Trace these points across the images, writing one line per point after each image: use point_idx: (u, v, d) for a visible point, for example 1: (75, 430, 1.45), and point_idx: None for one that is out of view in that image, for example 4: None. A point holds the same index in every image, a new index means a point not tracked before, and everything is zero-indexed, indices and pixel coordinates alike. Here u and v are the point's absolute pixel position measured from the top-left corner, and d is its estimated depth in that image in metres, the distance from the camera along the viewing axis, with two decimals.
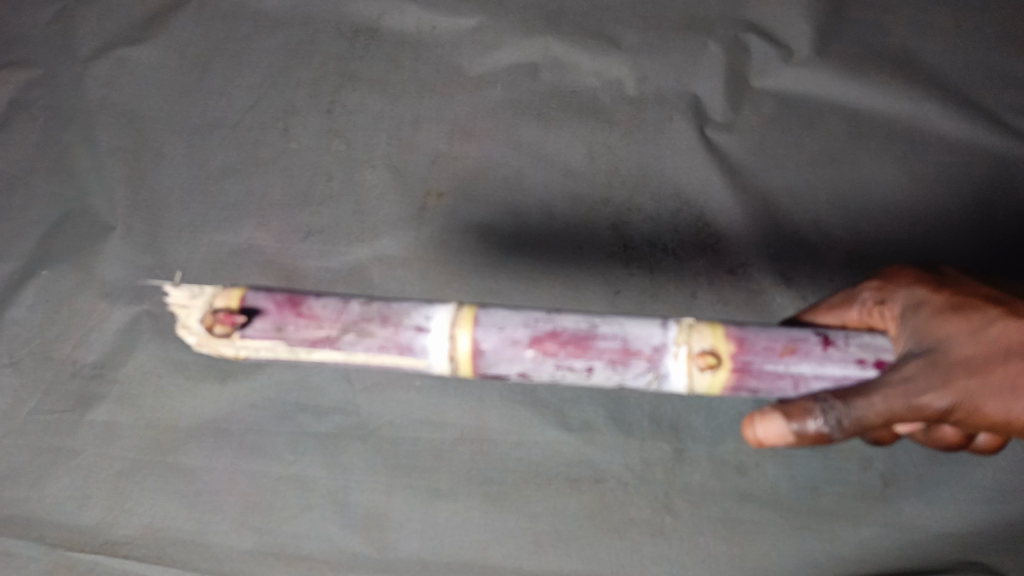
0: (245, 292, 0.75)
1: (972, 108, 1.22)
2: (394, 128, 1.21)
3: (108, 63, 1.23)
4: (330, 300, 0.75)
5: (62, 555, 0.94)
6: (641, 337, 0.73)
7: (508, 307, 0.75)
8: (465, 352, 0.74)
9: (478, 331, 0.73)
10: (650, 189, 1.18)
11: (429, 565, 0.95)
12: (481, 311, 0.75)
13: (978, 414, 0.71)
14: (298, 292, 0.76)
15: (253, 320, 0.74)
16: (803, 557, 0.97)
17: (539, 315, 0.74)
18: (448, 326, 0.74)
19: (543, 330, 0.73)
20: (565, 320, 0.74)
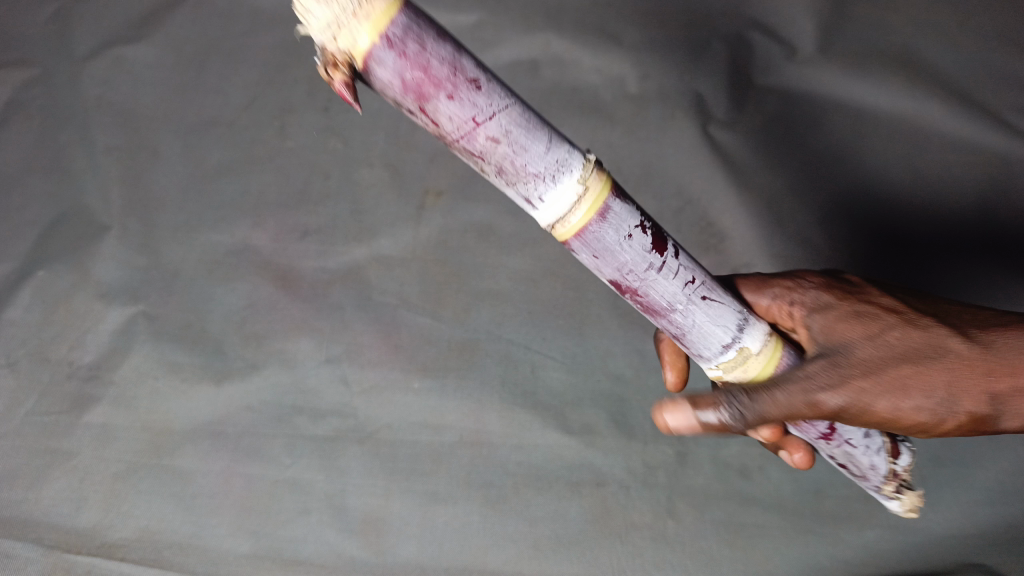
0: (385, 37, 0.48)
1: (974, 107, 1.18)
2: (392, 126, 1.18)
3: (105, 62, 1.19)
4: (460, 103, 0.51)
5: (59, 556, 0.92)
6: (707, 328, 0.66)
7: (615, 237, 0.60)
8: (566, 228, 0.59)
9: (588, 225, 0.59)
10: (652, 188, 1.21)
11: (428, 569, 0.93)
12: (601, 212, 0.59)
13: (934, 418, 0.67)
14: (436, 61, 0.50)
15: (378, 51, 0.48)
16: (807, 560, 0.95)
17: (649, 255, 0.61)
18: (571, 204, 0.58)
19: (639, 272, 0.61)
20: (659, 286, 0.63)
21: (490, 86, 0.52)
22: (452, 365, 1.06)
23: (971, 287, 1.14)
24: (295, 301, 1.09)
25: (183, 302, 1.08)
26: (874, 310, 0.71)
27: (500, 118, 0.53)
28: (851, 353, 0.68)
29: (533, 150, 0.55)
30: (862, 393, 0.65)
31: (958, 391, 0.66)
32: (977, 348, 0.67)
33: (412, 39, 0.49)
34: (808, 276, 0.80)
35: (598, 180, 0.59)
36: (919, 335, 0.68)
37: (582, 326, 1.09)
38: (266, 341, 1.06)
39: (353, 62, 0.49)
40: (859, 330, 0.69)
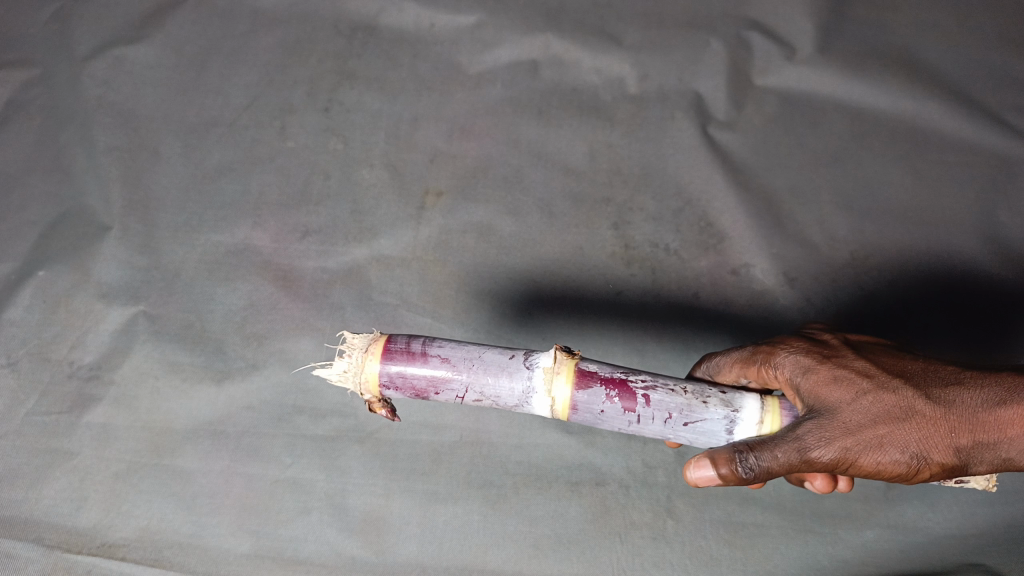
0: (379, 385, 0.70)
1: (973, 108, 1.21)
2: (392, 127, 1.20)
3: (105, 61, 1.21)
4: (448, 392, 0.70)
5: (60, 557, 0.93)
6: (708, 440, 0.72)
7: (589, 413, 0.70)
8: (560, 411, 0.71)
9: (573, 411, 0.71)
10: (651, 189, 1.17)
11: (428, 568, 0.94)
12: (571, 396, 0.69)
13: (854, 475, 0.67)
14: (417, 382, 0.70)
15: (386, 391, 0.71)
16: (805, 559, 0.96)
17: (621, 414, 0.70)
18: (551, 407, 0.70)
19: (627, 427, 0.72)
20: (646, 427, 0.71)
21: (455, 367, 0.70)
22: None
23: (975, 284, 1.10)
24: (295, 302, 1.08)
25: (184, 301, 1.08)
26: (849, 373, 0.68)
27: (472, 388, 0.70)
28: (832, 417, 0.66)
29: (504, 382, 0.70)
30: (845, 451, 0.65)
31: (926, 449, 0.65)
32: (939, 406, 0.66)
33: (406, 379, 0.70)
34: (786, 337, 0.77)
35: (558, 373, 0.70)
36: (895, 398, 0.66)
37: (582, 327, 1.09)
38: (266, 341, 1.06)
39: (380, 395, 0.72)
40: (836, 394, 0.67)
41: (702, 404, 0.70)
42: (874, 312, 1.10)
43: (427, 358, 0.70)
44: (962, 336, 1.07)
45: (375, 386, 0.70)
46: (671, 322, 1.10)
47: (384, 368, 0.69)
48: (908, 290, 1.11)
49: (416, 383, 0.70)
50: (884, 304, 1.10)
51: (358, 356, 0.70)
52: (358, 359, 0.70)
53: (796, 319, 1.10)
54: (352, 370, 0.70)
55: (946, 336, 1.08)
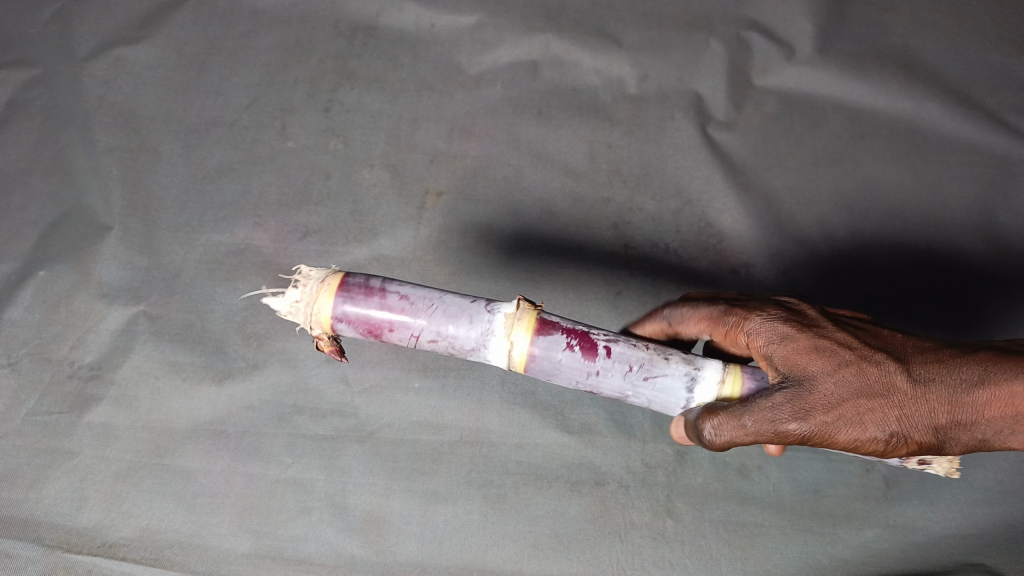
0: (331, 315, 0.70)
1: (973, 108, 1.21)
2: (392, 127, 1.20)
3: (106, 62, 1.22)
4: (403, 327, 0.70)
5: (59, 557, 0.93)
6: (667, 398, 0.72)
7: (549, 362, 0.70)
8: (518, 359, 0.71)
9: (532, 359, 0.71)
10: (651, 189, 1.17)
11: (428, 568, 0.94)
12: (532, 339, 0.70)
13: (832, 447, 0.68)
14: (371, 313, 0.70)
15: (338, 324, 0.70)
16: (805, 558, 0.96)
17: (582, 363, 0.70)
18: (508, 351, 0.70)
19: (588, 378, 0.71)
20: (605, 380, 0.71)
21: (411, 302, 0.70)
22: (452, 364, 1.05)
23: (975, 285, 1.11)
24: None
25: (184, 302, 1.08)
26: (831, 344, 0.68)
27: (429, 326, 0.70)
28: (813, 389, 0.66)
29: (462, 321, 0.70)
30: (824, 425, 0.66)
31: (905, 425, 0.67)
32: (919, 384, 0.67)
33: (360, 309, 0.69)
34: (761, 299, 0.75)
35: (520, 318, 0.71)
36: (877, 374, 0.67)
37: (582, 326, 1.08)
38: (267, 341, 1.06)
39: (330, 329, 0.71)
40: (821, 365, 0.67)
41: (663, 359, 0.71)
42: (873, 310, 1.09)
43: (385, 292, 0.70)
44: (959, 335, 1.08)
45: (327, 320, 0.70)
46: None
47: (339, 298, 0.69)
48: (908, 290, 1.10)
49: (369, 318, 0.70)
50: (884, 304, 1.09)
51: (313, 287, 0.70)
52: (314, 289, 0.70)
53: None
54: (305, 300, 0.70)
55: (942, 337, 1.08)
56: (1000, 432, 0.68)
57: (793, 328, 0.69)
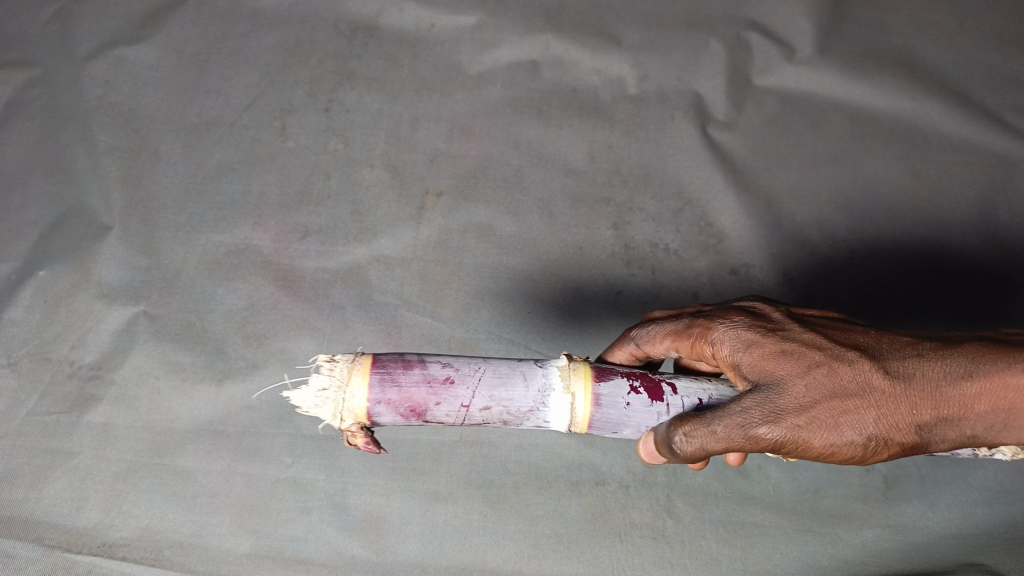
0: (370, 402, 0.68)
1: (973, 108, 1.21)
2: (392, 127, 1.20)
3: (105, 61, 1.22)
4: (449, 402, 0.70)
5: (59, 557, 0.93)
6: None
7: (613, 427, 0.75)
8: (579, 408, 0.73)
9: (597, 414, 0.73)
10: (651, 189, 1.17)
11: (428, 568, 0.94)
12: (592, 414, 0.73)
13: (815, 454, 0.67)
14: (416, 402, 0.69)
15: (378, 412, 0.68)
16: (806, 559, 0.96)
17: (643, 406, 0.74)
18: (572, 412, 0.73)
19: (650, 424, 0.74)
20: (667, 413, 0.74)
21: (456, 372, 0.71)
22: None
23: (976, 286, 1.11)
24: (294, 302, 1.08)
25: (184, 302, 1.08)
26: (799, 347, 0.69)
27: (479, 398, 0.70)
28: (784, 390, 0.67)
29: (515, 383, 0.72)
30: (799, 429, 0.65)
31: (886, 425, 0.66)
32: (898, 381, 0.67)
33: (405, 391, 0.68)
34: (731, 309, 0.77)
35: (577, 375, 0.73)
36: (852, 374, 0.67)
37: (582, 327, 1.08)
38: (267, 341, 1.06)
39: (367, 422, 0.69)
40: (791, 366, 0.68)
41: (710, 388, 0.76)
42: (872, 311, 1.09)
43: (426, 367, 0.70)
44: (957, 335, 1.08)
45: (363, 415, 0.68)
46: None
47: (378, 387, 0.68)
48: (908, 290, 1.11)
49: (417, 402, 0.69)
50: (883, 304, 1.10)
51: (346, 367, 0.68)
52: (345, 373, 0.68)
53: None
54: (337, 385, 0.67)
55: None
56: (992, 426, 0.68)
57: (759, 334, 0.71)
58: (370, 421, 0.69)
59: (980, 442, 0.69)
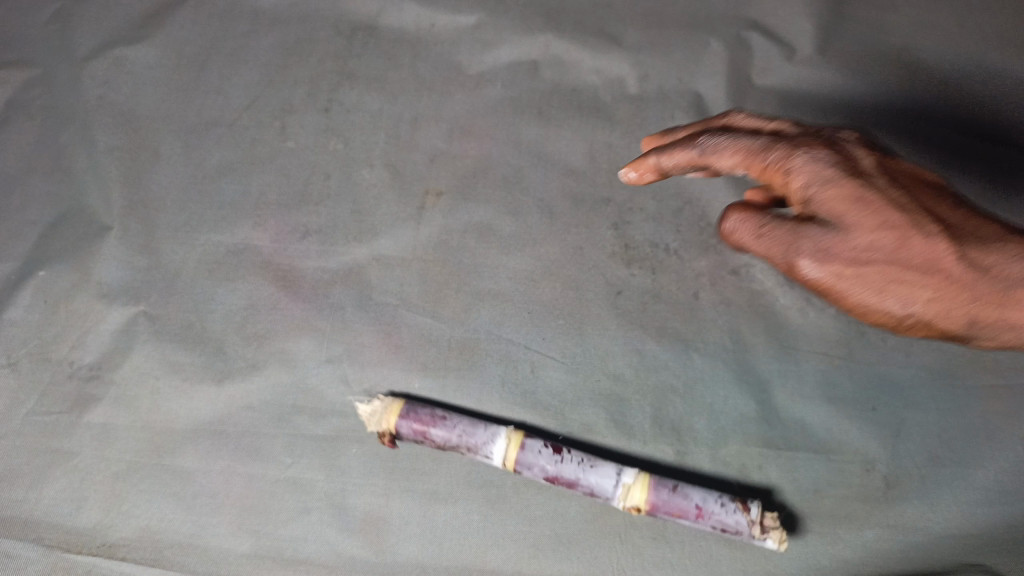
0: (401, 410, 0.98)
1: (975, 105, 1.20)
2: (392, 127, 1.20)
3: (105, 62, 1.22)
4: (441, 429, 0.96)
5: (59, 557, 0.93)
6: (604, 489, 0.94)
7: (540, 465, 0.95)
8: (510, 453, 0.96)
9: (520, 460, 0.95)
10: (651, 189, 1.17)
11: (428, 568, 0.94)
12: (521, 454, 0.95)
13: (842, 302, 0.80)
14: (424, 418, 0.97)
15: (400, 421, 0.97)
16: (805, 559, 0.96)
17: (550, 458, 0.95)
18: (502, 451, 0.96)
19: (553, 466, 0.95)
20: (565, 466, 0.95)
21: (449, 415, 0.98)
22: (452, 364, 1.05)
23: None
24: (294, 302, 1.08)
25: (184, 302, 1.08)
26: (873, 196, 0.78)
27: (457, 423, 0.97)
28: (848, 236, 0.77)
29: (478, 430, 0.97)
30: (842, 274, 0.77)
31: (932, 306, 0.79)
32: (964, 262, 0.78)
33: (416, 414, 0.97)
34: (801, 138, 0.86)
35: (513, 430, 0.97)
36: (929, 247, 0.78)
37: (582, 326, 1.08)
38: (267, 341, 1.06)
39: (393, 432, 0.97)
40: (866, 218, 0.77)
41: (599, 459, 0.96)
42: None
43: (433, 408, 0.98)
44: None
45: (391, 426, 0.97)
46: (672, 321, 1.09)
47: (403, 412, 0.97)
48: None
49: (419, 422, 0.97)
50: None
51: (390, 400, 0.99)
52: (387, 403, 0.99)
53: (799, 319, 1.09)
54: (382, 406, 0.99)
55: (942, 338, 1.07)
56: None
57: (840, 176, 0.80)
58: (394, 432, 0.97)
59: (1014, 346, 0.86)
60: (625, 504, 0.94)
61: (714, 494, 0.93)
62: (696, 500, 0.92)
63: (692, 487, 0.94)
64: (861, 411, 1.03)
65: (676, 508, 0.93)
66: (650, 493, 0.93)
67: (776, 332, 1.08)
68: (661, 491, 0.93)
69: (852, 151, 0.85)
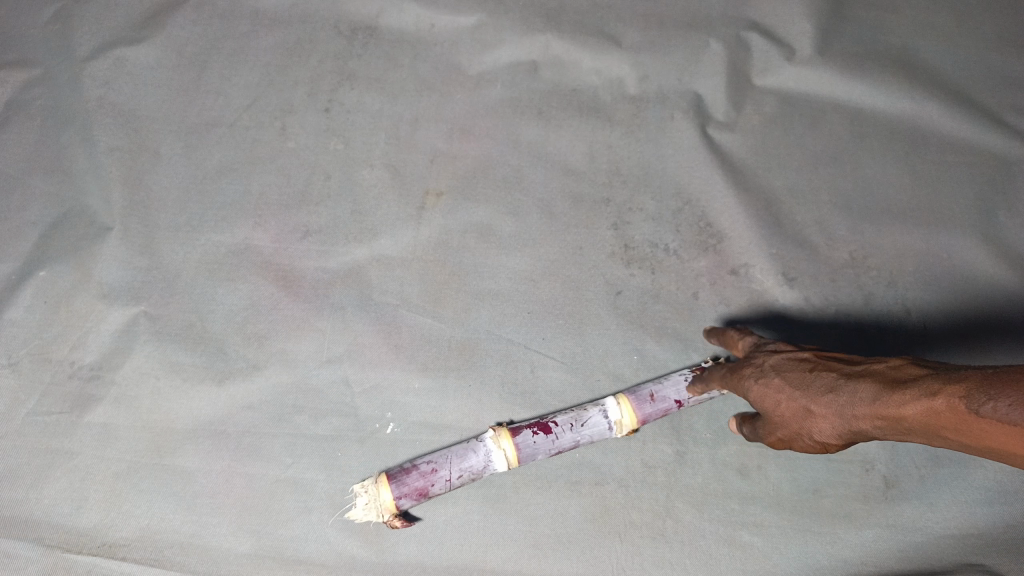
0: (395, 496, 0.91)
1: (973, 108, 1.22)
2: (393, 128, 1.20)
3: (105, 62, 1.22)
4: (441, 479, 0.93)
5: (61, 557, 0.94)
6: (601, 433, 0.98)
7: (537, 443, 0.95)
8: (512, 458, 0.95)
9: (521, 450, 0.95)
10: (650, 189, 1.17)
11: (428, 567, 0.95)
12: (517, 435, 0.95)
13: (796, 413, 0.79)
14: (419, 483, 0.92)
15: (398, 498, 0.91)
16: (804, 559, 0.97)
17: (548, 440, 0.95)
18: (503, 458, 0.95)
19: (558, 446, 0.96)
20: (564, 440, 0.96)
21: (434, 461, 0.94)
22: (452, 365, 1.06)
23: (975, 286, 1.11)
24: (294, 302, 1.08)
25: (184, 302, 1.08)
26: (827, 385, 0.76)
27: (456, 466, 0.94)
28: (801, 408, 0.78)
29: (470, 456, 0.95)
30: (830, 425, 0.75)
31: (825, 415, 0.75)
32: (846, 411, 0.73)
33: (408, 484, 0.91)
34: (800, 438, 0.80)
35: (497, 432, 0.95)
36: (841, 404, 0.73)
37: (582, 326, 1.08)
38: (267, 341, 1.06)
39: (397, 509, 0.91)
40: (810, 403, 0.77)
41: (586, 411, 0.98)
42: (871, 311, 1.10)
43: (417, 466, 0.93)
44: (959, 337, 1.07)
45: (392, 505, 0.90)
46: (671, 321, 1.09)
47: (394, 487, 0.91)
48: (907, 291, 1.11)
49: (417, 488, 0.91)
50: (883, 303, 1.10)
51: (371, 481, 0.92)
52: (373, 487, 0.91)
53: (798, 320, 1.09)
54: (367, 489, 0.92)
55: (943, 339, 1.08)
56: (824, 389, 0.76)
57: (792, 385, 0.80)
58: (398, 508, 0.91)
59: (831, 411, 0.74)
60: (622, 433, 0.98)
61: (680, 378, 1.00)
62: (672, 394, 0.99)
63: (663, 386, 0.99)
64: None
65: (661, 412, 0.98)
66: (636, 413, 0.97)
67: (774, 332, 1.09)
68: (644, 407, 0.97)
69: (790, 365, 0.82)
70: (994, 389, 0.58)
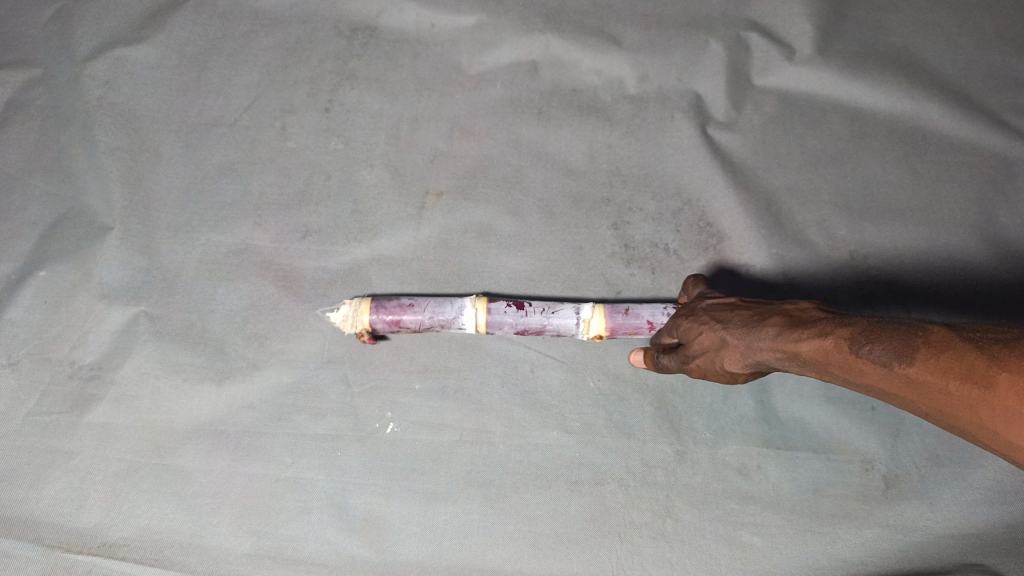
0: (370, 312, 1.00)
1: (973, 108, 1.22)
2: (393, 127, 1.20)
3: (105, 62, 1.22)
4: (413, 317, 1.00)
5: (60, 557, 0.94)
6: (567, 328, 1.01)
7: (507, 313, 1.01)
8: (480, 323, 1.01)
9: (490, 317, 1.00)
10: (650, 188, 1.17)
11: (428, 567, 0.95)
12: (493, 303, 1.01)
13: (712, 349, 0.82)
14: (395, 308, 1.01)
15: (373, 315, 1.00)
16: (805, 559, 0.97)
17: (516, 315, 1.01)
18: (472, 319, 1.01)
19: (523, 324, 1.01)
20: (531, 319, 1.01)
21: (415, 301, 1.01)
22: (452, 365, 1.05)
23: (976, 286, 1.10)
24: (294, 302, 1.08)
25: (184, 302, 1.08)
26: (743, 320, 0.78)
27: (429, 314, 1.00)
28: (717, 344, 0.81)
29: (445, 307, 1.01)
30: (738, 359, 0.78)
31: (735, 349, 0.78)
32: (752, 346, 0.76)
33: (386, 309, 1.00)
34: (713, 371, 0.84)
35: (477, 297, 1.01)
36: (748, 338, 0.76)
37: None
38: (267, 341, 1.06)
39: (369, 329, 1.01)
40: (724, 337, 0.79)
41: (560, 304, 1.02)
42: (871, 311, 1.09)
43: (400, 298, 1.02)
44: None
45: (365, 324, 1.00)
46: None
47: (374, 311, 1.00)
48: (907, 290, 1.11)
49: (392, 315, 1.00)
50: (883, 304, 1.10)
51: (358, 299, 1.02)
52: (357, 305, 1.01)
53: None
54: (352, 308, 1.01)
55: None
56: (738, 323, 0.79)
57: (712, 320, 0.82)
58: (371, 329, 1.01)
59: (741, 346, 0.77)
60: (588, 335, 1.01)
61: (662, 307, 1.01)
62: (647, 316, 1.00)
63: (642, 306, 1.01)
64: (861, 411, 1.04)
65: (631, 328, 1.00)
66: (607, 320, 1.00)
67: None
68: (616, 317, 1.00)
69: (715, 305, 0.85)
70: (880, 335, 0.64)
